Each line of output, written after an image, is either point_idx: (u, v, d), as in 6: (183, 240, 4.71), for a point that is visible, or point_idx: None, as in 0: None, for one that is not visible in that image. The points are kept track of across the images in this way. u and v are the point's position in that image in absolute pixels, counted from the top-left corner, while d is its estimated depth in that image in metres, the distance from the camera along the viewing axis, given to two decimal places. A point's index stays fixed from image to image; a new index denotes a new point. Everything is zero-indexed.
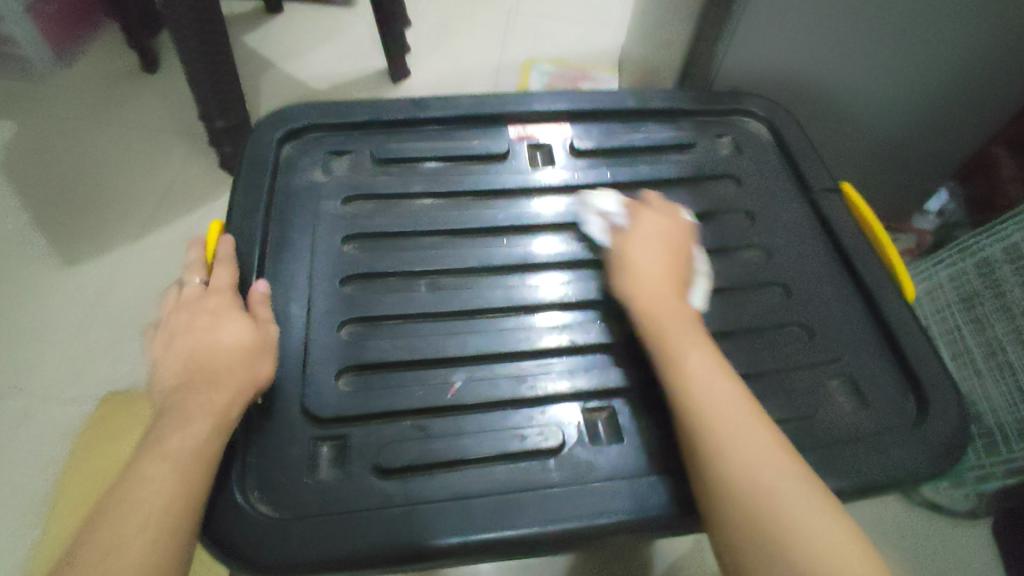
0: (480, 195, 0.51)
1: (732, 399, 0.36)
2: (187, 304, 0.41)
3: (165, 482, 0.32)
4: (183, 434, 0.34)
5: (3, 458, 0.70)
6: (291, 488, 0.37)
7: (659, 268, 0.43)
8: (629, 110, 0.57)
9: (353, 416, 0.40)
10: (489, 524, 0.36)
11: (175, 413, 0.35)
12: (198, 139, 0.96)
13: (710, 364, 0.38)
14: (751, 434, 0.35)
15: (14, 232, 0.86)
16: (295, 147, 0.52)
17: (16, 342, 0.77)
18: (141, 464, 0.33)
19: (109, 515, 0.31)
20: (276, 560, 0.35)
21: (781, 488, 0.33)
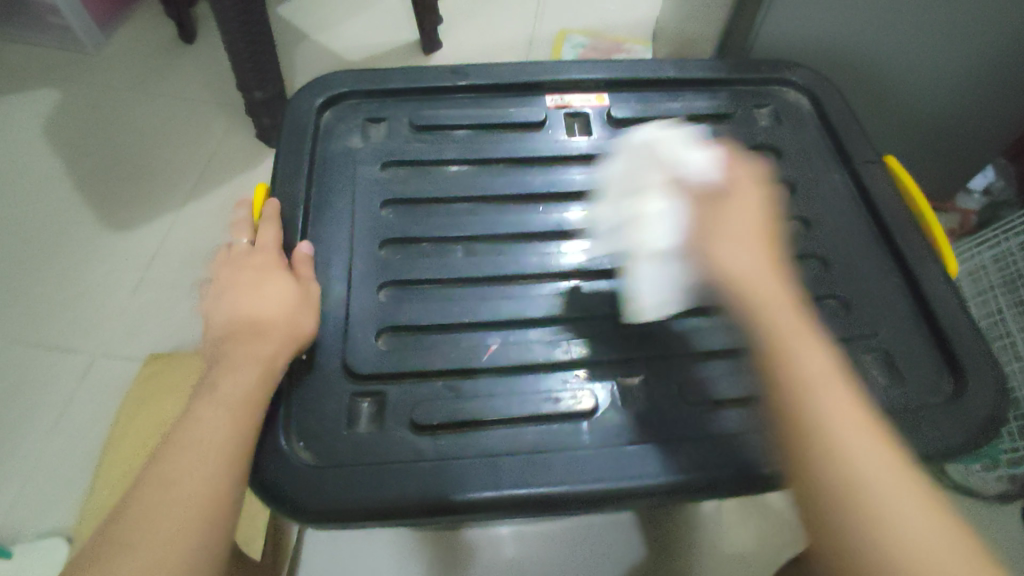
0: (516, 162, 0.51)
1: (813, 375, 0.34)
2: (236, 261, 0.43)
3: (216, 424, 0.35)
4: (234, 382, 0.37)
5: (58, 412, 0.74)
6: (331, 439, 0.39)
7: (747, 226, 0.39)
8: (666, 79, 0.57)
9: (390, 374, 0.41)
10: (520, 482, 0.37)
11: (226, 362, 0.38)
12: (236, 110, 0.97)
13: (779, 319, 0.36)
14: (827, 403, 0.34)
15: (62, 199, 0.89)
16: (334, 114, 0.53)
17: (67, 304, 0.81)
18: (198, 410, 0.36)
19: (172, 457, 0.34)
20: (316, 505, 0.36)
21: (849, 450, 0.32)
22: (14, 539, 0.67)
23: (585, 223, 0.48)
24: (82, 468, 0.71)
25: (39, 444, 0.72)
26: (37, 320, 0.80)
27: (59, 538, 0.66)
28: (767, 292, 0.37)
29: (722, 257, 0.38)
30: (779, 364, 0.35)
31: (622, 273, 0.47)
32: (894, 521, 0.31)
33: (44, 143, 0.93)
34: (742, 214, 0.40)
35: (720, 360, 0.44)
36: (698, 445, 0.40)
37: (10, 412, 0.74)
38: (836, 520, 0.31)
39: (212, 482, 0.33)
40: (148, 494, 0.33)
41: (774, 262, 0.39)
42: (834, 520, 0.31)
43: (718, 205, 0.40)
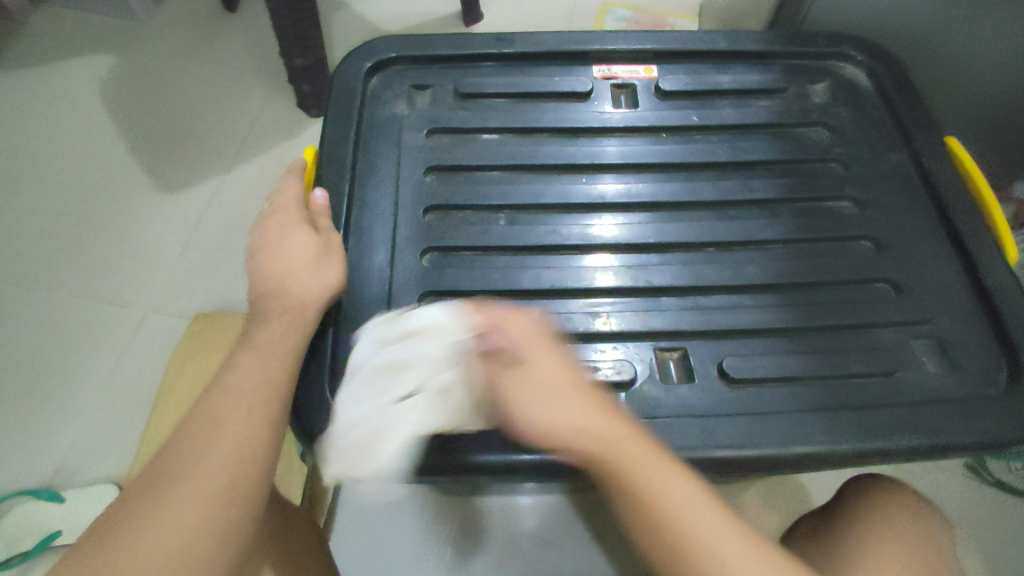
0: (561, 132, 0.51)
1: (632, 445, 0.35)
2: (265, 220, 0.43)
3: (257, 369, 0.36)
4: (281, 332, 0.38)
5: (108, 366, 0.77)
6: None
7: (560, 375, 0.36)
8: (717, 51, 0.55)
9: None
10: None
11: (263, 315, 0.39)
12: (277, 79, 0.98)
13: (575, 426, 0.35)
14: (679, 491, 0.34)
15: (112, 163, 0.91)
16: (380, 80, 0.53)
17: (116, 263, 0.83)
18: (244, 355, 0.37)
19: (215, 400, 0.36)
20: None
21: (671, 499, 0.34)
22: (66, 485, 0.70)
23: (626, 196, 0.48)
24: (129, 420, 0.74)
25: (88, 397, 0.75)
26: (89, 277, 0.82)
27: (110, 486, 0.69)
28: (547, 404, 0.35)
29: (509, 387, 0.36)
30: (633, 478, 0.34)
31: (665, 247, 0.46)
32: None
33: (95, 107, 0.96)
34: (541, 340, 0.37)
35: (762, 339, 0.43)
36: (738, 420, 0.39)
37: (62, 365, 0.77)
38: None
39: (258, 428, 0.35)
40: (192, 433, 0.35)
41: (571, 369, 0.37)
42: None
43: (520, 367, 0.36)
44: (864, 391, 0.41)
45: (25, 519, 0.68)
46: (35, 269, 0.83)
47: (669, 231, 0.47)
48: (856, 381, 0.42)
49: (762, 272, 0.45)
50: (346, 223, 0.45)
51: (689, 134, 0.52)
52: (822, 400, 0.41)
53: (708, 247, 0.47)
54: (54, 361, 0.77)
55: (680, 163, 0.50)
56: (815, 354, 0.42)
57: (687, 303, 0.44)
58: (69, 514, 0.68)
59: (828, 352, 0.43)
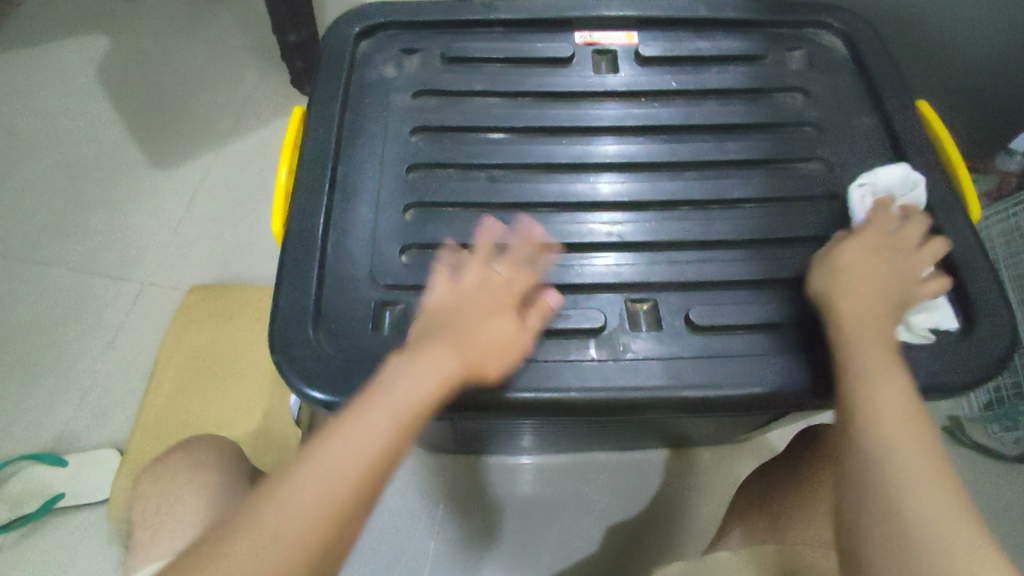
0: (541, 95, 0.52)
1: (889, 377, 0.36)
2: (489, 281, 0.41)
3: (390, 419, 0.35)
4: (415, 380, 0.37)
5: (108, 334, 0.79)
6: (358, 339, 0.43)
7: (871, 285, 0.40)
8: (699, 18, 0.57)
9: (413, 287, 0.45)
10: (529, 385, 0.41)
11: (412, 361, 0.37)
12: (271, 57, 0.99)
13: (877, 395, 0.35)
14: (882, 407, 0.35)
15: (109, 140, 0.92)
16: (370, 44, 0.54)
17: (115, 236, 0.85)
18: (379, 394, 0.36)
19: (340, 431, 0.35)
20: (341, 393, 0.40)
21: (874, 407, 0.35)
22: (68, 450, 0.72)
23: (606, 155, 0.50)
24: (129, 387, 0.76)
25: (90, 366, 0.77)
26: (89, 250, 0.84)
27: (110, 451, 0.71)
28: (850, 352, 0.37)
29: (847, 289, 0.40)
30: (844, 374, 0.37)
31: (640, 204, 0.48)
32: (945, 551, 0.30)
33: (91, 86, 0.97)
34: (869, 272, 0.40)
35: (730, 290, 0.45)
36: (699, 362, 0.42)
37: (63, 334, 0.79)
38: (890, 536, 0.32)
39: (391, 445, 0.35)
40: (310, 457, 0.34)
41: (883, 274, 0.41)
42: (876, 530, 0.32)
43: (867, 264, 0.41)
44: None
45: (28, 482, 0.70)
46: (35, 244, 0.85)
47: (646, 190, 0.49)
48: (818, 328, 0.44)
49: (732, 229, 0.47)
50: (335, 178, 0.48)
51: (669, 97, 0.53)
52: (784, 345, 0.43)
53: (682, 205, 0.49)
54: (55, 332, 0.79)
55: (657, 125, 0.52)
56: (781, 303, 0.45)
57: (658, 258, 0.47)
58: (70, 478, 0.70)
59: (793, 300, 0.45)
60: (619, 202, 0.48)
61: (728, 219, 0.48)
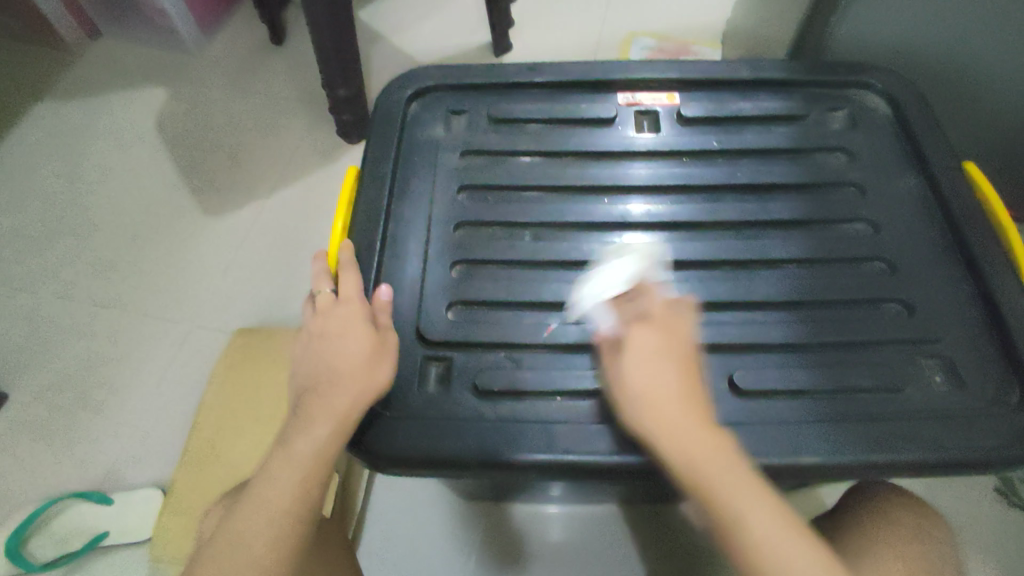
0: (585, 154, 0.54)
1: (714, 453, 0.36)
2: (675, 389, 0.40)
3: (321, 424, 0.41)
4: (337, 400, 0.42)
5: (156, 374, 0.82)
6: (404, 395, 0.45)
7: (664, 383, 0.38)
8: (739, 79, 0.58)
9: (457, 343, 0.47)
10: (570, 448, 0.43)
11: (337, 389, 0.42)
12: (319, 108, 1.04)
13: (791, 557, 0.33)
14: (724, 491, 0.35)
15: (165, 187, 0.97)
16: (420, 105, 0.57)
17: (167, 278, 0.89)
18: (311, 405, 0.42)
19: (295, 437, 0.41)
20: (388, 450, 0.43)
21: (709, 491, 0.35)
22: (112, 489, 0.74)
23: (647, 214, 0.51)
24: (173, 427, 0.78)
25: (137, 406, 0.80)
26: (142, 291, 0.88)
27: (153, 492, 0.72)
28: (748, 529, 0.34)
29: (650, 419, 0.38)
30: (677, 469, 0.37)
31: (683, 264, 0.49)
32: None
33: (151, 136, 1.03)
34: (696, 423, 0.37)
35: (774, 353, 0.45)
36: (745, 429, 0.42)
37: (114, 373, 0.82)
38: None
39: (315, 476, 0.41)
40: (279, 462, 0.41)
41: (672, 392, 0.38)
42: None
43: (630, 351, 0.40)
44: (867, 405, 0.43)
45: (75, 520, 0.71)
46: (93, 285, 0.89)
47: (688, 250, 0.49)
48: (861, 396, 0.44)
49: (775, 291, 0.48)
50: (383, 236, 0.50)
51: (710, 157, 0.54)
52: (828, 412, 0.43)
53: (725, 265, 0.49)
54: (106, 371, 0.82)
55: (697, 184, 0.52)
56: (823, 368, 0.45)
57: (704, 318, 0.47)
58: (114, 518, 0.71)
59: (837, 366, 0.45)
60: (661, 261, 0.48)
61: (770, 280, 0.48)
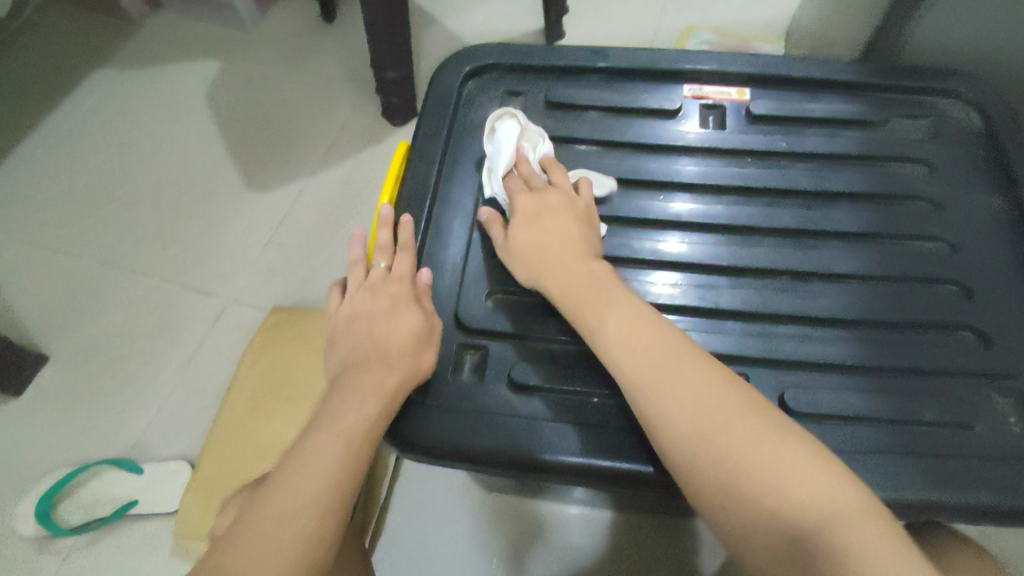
0: (642, 146, 0.53)
1: (629, 326, 0.40)
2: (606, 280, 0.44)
3: (368, 402, 0.42)
4: (385, 379, 0.43)
5: (191, 346, 0.82)
6: (439, 384, 0.46)
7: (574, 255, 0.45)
8: (814, 78, 0.55)
9: (494, 333, 0.48)
10: (602, 455, 0.42)
11: (386, 369, 0.44)
12: (367, 89, 1.03)
13: (711, 402, 0.36)
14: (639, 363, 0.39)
15: (211, 161, 0.98)
16: (477, 84, 0.57)
17: (208, 252, 0.89)
18: (360, 382, 0.43)
19: (341, 412, 0.42)
20: (421, 440, 0.44)
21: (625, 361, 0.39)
22: (143, 457, 0.75)
23: (701, 213, 0.49)
24: (205, 400, 0.79)
25: (171, 376, 0.80)
26: (182, 263, 0.89)
27: (181, 465, 0.73)
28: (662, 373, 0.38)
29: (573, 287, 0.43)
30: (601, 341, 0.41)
31: (737, 270, 0.47)
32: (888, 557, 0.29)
33: (200, 109, 1.03)
34: (631, 299, 0.42)
35: (834, 374, 0.43)
36: None
37: (151, 343, 0.83)
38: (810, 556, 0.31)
39: (357, 451, 0.41)
40: (320, 434, 0.42)
41: (585, 250, 0.45)
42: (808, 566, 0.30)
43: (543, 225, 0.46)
44: (933, 441, 0.41)
45: (105, 486, 0.73)
46: (136, 255, 0.90)
47: (744, 254, 0.48)
48: (926, 428, 0.41)
49: (835, 306, 0.45)
50: (428, 219, 0.52)
51: (776, 159, 0.52)
52: (889, 443, 0.41)
53: (782, 275, 0.47)
54: (143, 340, 0.83)
55: (758, 186, 0.50)
56: (885, 397, 0.42)
57: (754, 329, 0.45)
58: (143, 487, 0.72)
59: (900, 395, 0.42)
60: (709, 264, 0.47)
61: (831, 297, 0.46)
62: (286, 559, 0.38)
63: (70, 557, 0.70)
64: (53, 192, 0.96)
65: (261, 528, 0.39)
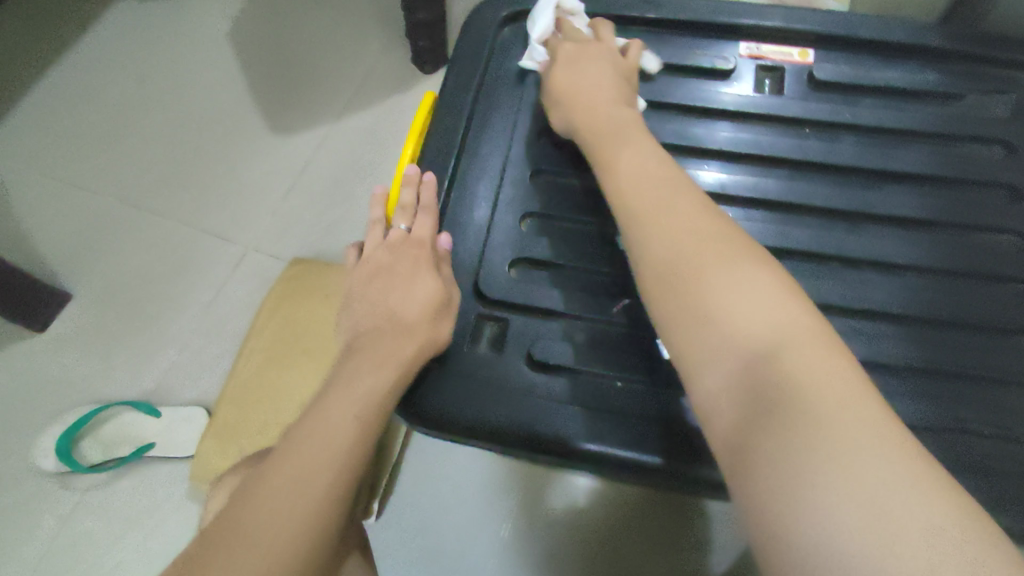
0: (689, 110, 0.49)
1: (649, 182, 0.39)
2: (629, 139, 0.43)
3: (383, 372, 0.41)
4: (402, 348, 0.42)
5: (211, 291, 0.82)
6: (455, 354, 0.44)
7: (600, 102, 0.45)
8: (890, 42, 0.49)
9: (516, 304, 0.45)
10: (623, 443, 0.40)
11: (404, 338, 0.42)
12: (396, 30, 0.97)
13: (698, 243, 0.34)
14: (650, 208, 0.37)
15: (234, 100, 0.94)
16: (513, 31, 0.53)
17: (229, 196, 0.88)
18: (377, 350, 0.42)
19: (355, 381, 0.41)
20: (435, 413, 0.42)
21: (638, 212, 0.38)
22: (162, 400, 0.76)
23: (747, 186, 0.46)
24: (223, 347, 0.79)
25: (191, 321, 0.80)
26: (203, 206, 0.87)
27: (198, 411, 0.74)
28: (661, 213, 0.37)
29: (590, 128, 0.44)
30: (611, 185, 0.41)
31: (781, 253, 0.44)
32: (850, 406, 0.25)
33: (224, 44, 0.99)
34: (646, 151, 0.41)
35: (881, 372, 0.41)
36: None
37: (171, 285, 0.82)
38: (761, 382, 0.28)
39: (371, 422, 0.40)
40: (332, 401, 0.41)
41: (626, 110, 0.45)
42: (753, 390, 0.28)
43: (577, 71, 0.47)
44: (985, 454, 0.38)
45: (125, 425, 0.74)
46: (157, 196, 0.88)
47: (791, 236, 0.45)
48: (977, 438, 0.39)
49: (885, 298, 0.43)
50: (453, 174, 0.49)
51: (835, 131, 0.47)
52: (937, 452, 0.38)
53: (831, 260, 0.44)
54: (164, 282, 0.83)
55: (812, 161, 0.46)
56: (932, 398, 0.40)
57: None
58: (161, 429, 0.73)
59: (949, 398, 0.40)
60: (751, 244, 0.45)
61: (882, 289, 0.43)
62: (292, 531, 0.36)
63: (91, 491, 0.72)
64: (76, 127, 0.94)
65: (268, 498, 0.37)
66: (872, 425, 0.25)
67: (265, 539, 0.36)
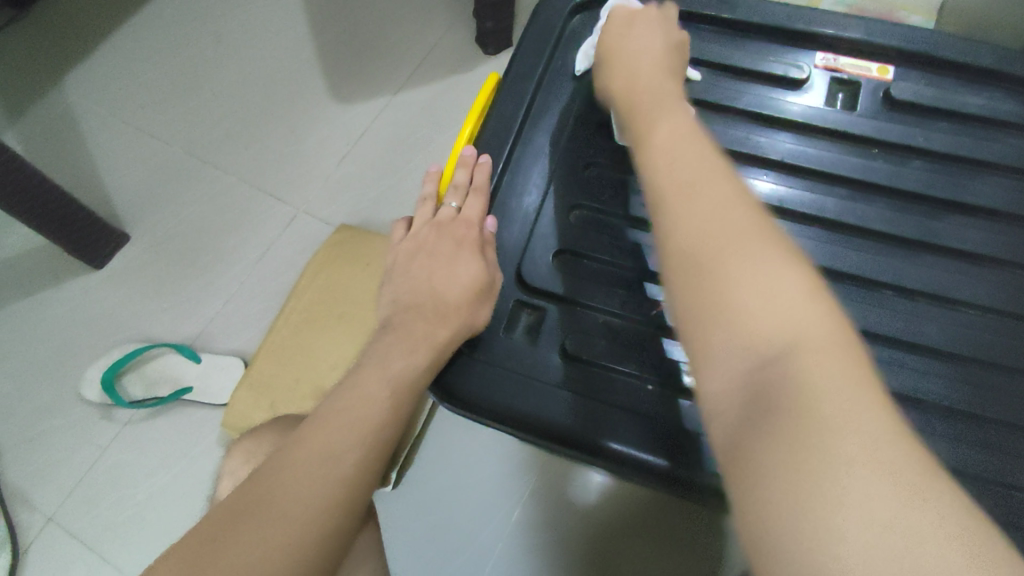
0: (755, 117, 0.47)
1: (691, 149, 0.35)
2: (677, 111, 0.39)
3: (417, 352, 0.43)
4: (437, 330, 0.44)
5: (259, 248, 0.84)
6: (489, 339, 0.44)
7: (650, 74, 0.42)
8: (979, 66, 0.47)
9: (554, 296, 0.45)
10: (648, 448, 0.40)
11: (439, 321, 0.44)
12: (464, 8, 0.97)
13: (727, 211, 0.31)
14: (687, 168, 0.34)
15: (299, 64, 0.96)
16: (584, 19, 0.53)
17: (285, 158, 0.90)
18: (414, 331, 0.45)
19: (392, 359, 0.44)
20: (463, 395, 0.42)
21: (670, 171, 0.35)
22: (203, 347, 0.79)
23: (804, 202, 0.45)
24: (265, 304, 0.81)
25: (237, 275, 0.83)
26: (259, 165, 0.89)
27: (235, 363, 0.76)
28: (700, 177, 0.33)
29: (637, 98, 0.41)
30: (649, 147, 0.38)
31: (832, 275, 0.43)
32: (854, 409, 0.23)
33: (295, 7, 1.00)
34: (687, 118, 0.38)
35: (926, 413, 0.39)
36: None
37: (222, 238, 0.85)
38: (772, 378, 0.26)
39: (400, 398, 0.42)
40: (367, 374, 0.43)
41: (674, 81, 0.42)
42: (775, 386, 0.25)
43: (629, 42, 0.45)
44: None
45: (167, 367, 0.77)
46: (218, 150, 0.91)
47: (844, 258, 0.43)
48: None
49: (940, 335, 0.41)
50: (507, 158, 0.49)
51: (905, 154, 0.46)
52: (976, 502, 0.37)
53: (886, 288, 0.43)
54: (215, 235, 0.85)
55: (877, 183, 0.45)
56: (976, 446, 0.38)
57: None
58: (200, 375, 0.76)
59: (1000, 451, 0.38)
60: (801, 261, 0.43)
61: (939, 325, 0.41)
62: (315, 492, 0.37)
63: (130, 425, 0.75)
64: (149, 75, 0.98)
65: (300, 457, 0.39)
66: (901, 448, 0.22)
67: (289, 495, 0.37)
